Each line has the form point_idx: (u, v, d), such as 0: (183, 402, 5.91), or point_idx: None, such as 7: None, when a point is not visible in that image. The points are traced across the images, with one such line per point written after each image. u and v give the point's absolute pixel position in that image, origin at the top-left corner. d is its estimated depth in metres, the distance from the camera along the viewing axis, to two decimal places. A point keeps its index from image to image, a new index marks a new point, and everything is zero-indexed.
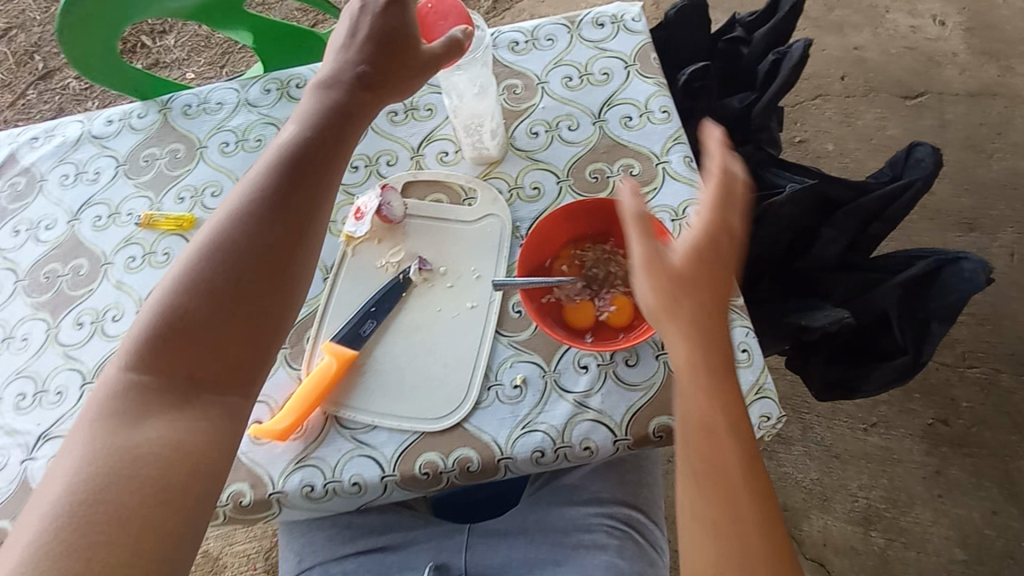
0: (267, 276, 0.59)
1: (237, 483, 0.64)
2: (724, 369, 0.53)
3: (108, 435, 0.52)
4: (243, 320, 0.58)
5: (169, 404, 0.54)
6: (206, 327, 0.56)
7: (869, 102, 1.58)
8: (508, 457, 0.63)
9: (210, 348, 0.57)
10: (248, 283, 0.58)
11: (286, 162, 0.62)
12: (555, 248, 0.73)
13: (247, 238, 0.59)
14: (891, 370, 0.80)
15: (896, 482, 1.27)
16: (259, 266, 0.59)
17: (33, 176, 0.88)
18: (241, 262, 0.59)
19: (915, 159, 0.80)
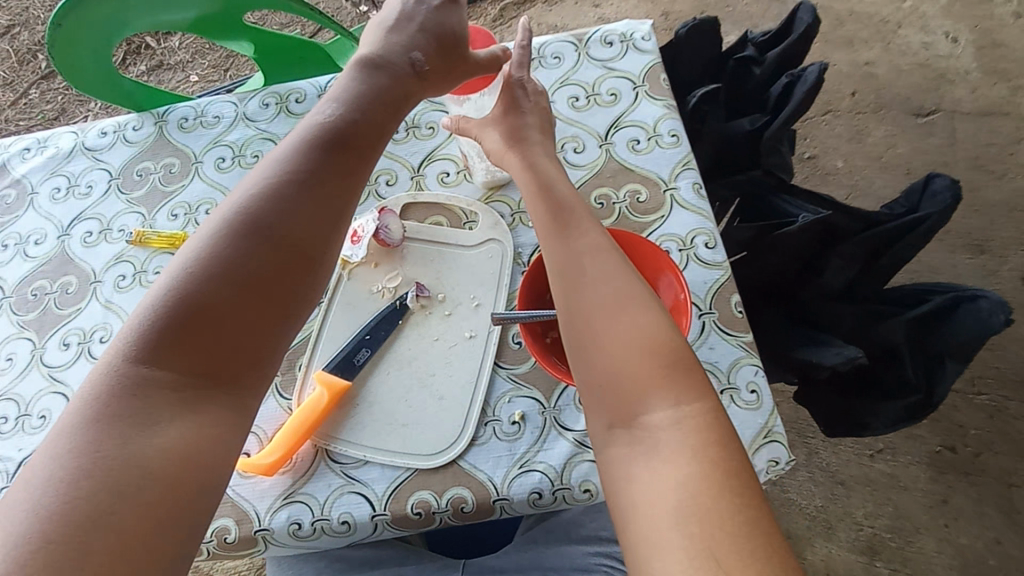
0: (298, 262, 0.52)
1: (222, 518, 0.61)
2: (613, 316, 0.53)
3: (97, 437, 0.42)
4: (266, 314, 0.50)
5: (173, 403, 0.45)
6: (226, 314, 0.48)
7: (879, 119, 1.55)
8: (504, 498, 0.61)
9: (226, 340, 0.48)
10: (277, 269, 0.51)
11: (329, 141, 0.57)
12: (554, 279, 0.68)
13: (279, 218, 0.52)
14: (899, 408, 0.78)
15: (902, 510, 1.24)
16: (290, 251, 0.52)
17: (24, 189, 0.86)
18: (271, 243, 0.51)
19: (932, 191, 0.77)
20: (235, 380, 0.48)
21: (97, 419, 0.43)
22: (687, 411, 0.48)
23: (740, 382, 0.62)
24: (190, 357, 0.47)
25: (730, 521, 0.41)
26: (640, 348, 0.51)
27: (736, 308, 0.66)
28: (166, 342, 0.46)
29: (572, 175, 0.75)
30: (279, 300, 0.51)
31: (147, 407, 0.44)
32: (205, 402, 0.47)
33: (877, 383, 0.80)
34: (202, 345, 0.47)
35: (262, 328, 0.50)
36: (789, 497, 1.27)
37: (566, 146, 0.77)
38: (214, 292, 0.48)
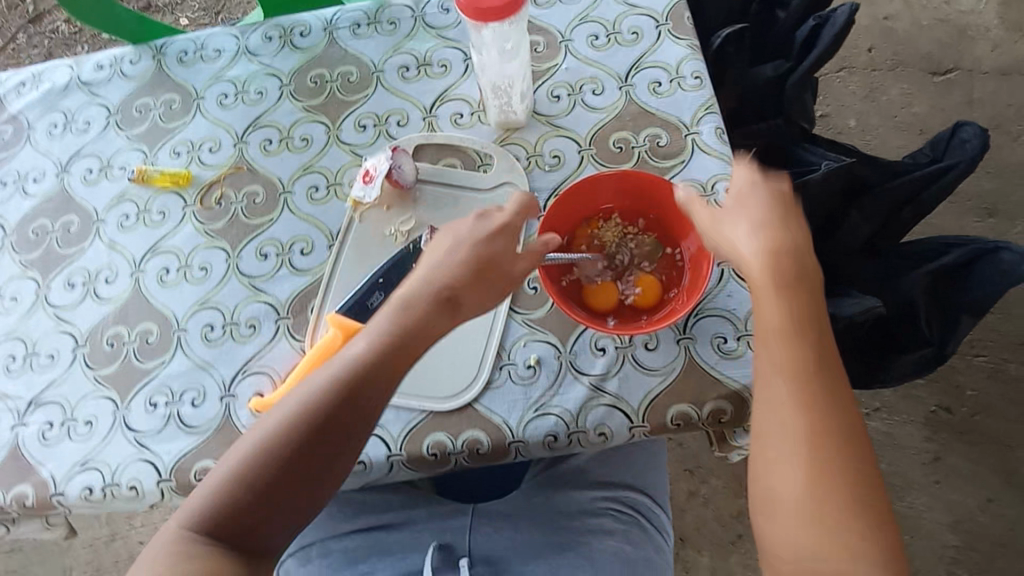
0: (341, 431, 0.53)
1: (205, 459, 0.63)
2: (795, 338, 0.53)
3: (197, 533, 0.50)
4: (302, 481, 0.52)
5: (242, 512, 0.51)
6: (288, 445, 0.51)
7: (897, 77, 1.51)
8: (519, 441, 0.61)
9: (284, 469, 0.51)
10: (324, 431, 0.52)
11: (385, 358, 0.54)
12: (585, 217, 0.68)
13: (337, 383, 0.53)
14: (912, 362, 0.76)
15: (896, 467, 1.25)
16: (335, 422, 0.52)
17: (20, 125, 0.82)
18: (339, 374, 0.53)
19: (960, 140, 0.75)
20: (278, 516, 0.52)
21: (195, 521, 0.50)
22: (837, 439, 0.50)
23: None
24: (259, 472, 0.51)
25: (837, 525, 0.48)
26: (788, 360, 0.52)
27: None
28: (251, 453, 0.51)
29: (591, 119, 0.73)
30: (308, 486, 0.52)
31: (226, 514, 0.50)
32: (261, 515, 0.51)
33: (892, 337, 0.78)
34: (270, 461, 0.51)
35: (305, 477, 0.52)
36: None
37: (585, 88, 0.74)
38: (286, 416, 0.52)
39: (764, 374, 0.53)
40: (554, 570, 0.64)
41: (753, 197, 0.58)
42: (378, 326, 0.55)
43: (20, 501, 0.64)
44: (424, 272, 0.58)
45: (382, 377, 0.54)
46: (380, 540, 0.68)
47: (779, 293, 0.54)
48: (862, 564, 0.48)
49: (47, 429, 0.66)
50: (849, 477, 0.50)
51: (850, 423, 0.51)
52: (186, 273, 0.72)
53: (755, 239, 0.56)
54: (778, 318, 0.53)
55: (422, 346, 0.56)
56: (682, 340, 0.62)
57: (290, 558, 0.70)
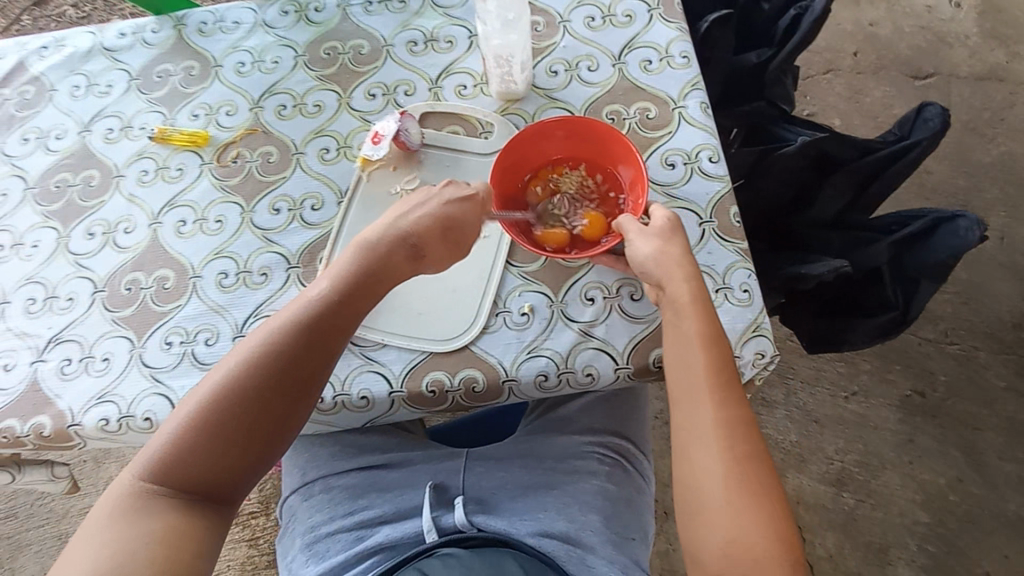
0: (298, 382, 0.58)
1: None
2: (702, 322, 0.62)
3: (161, 482, 0.54)
4: (263, 432, 0.57)
5: (205, 459, 0.55)
6: (246, 399, 0.56)
7: (878, 80, 1.58)
8: (513, 380, 0.66)
9: (241, 422, 0.56)
10: (281, 386, 0.58)
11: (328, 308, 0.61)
12: (541, 159, 0.75)
13: (293, 342, 0.59)
14: (877, 323, 0.86)
15: (870, 447, 1.30)
16: (290, 377, 0.58)
17: (42, 86, 0.86)
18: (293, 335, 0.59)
19: (924, 119, 0.81)
20: (238, 466, 0.57)
21: (155, 474, 0.54)
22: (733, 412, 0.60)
23: (733, 283, 0.67)
24: (218, 424, 0.56)
25: (746, 516, 0.56)
26: (705, 375, 0.60)
27: (734, 218, 0.70)
28: (210, 405, 0.56)
29: (585, 93, 0.78)
30: (268, 437, 0.58)
31: (189, 464, 0.55)
32: (224, 465, 0.56)
33: (860, 303, 0.87)
34: (230, 414, 0.56)
35: (266, 429, 0.57)
36: (768, 433, 1.32)
37: (581, 64, 0.79)
38: (242, 374, 0.57)
39: (677, 360, 0.62)
40: (542, 506, 0.69)
41: (672, 226, 0.66)
42: (330, 287, 0.62)
43: (38, 432, 0.68)
44: (375, 241, 0.65)
45: (331, 331, 0.61)
46: (379, 478, 0.73)
47: (696, 309, 0.62)
48: (767, 515, 0.57)
49: (65, 365, 0.70)
50: (758, 478, 0.58)
51: (751, 425, 0.60)
52: (202, 226, 0.76)
53: (657, 251, 0.64)
54: (696, 334, 0.61)
55: (367, 304, 0.64)
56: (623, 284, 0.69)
57: (294, 495, 0.76)
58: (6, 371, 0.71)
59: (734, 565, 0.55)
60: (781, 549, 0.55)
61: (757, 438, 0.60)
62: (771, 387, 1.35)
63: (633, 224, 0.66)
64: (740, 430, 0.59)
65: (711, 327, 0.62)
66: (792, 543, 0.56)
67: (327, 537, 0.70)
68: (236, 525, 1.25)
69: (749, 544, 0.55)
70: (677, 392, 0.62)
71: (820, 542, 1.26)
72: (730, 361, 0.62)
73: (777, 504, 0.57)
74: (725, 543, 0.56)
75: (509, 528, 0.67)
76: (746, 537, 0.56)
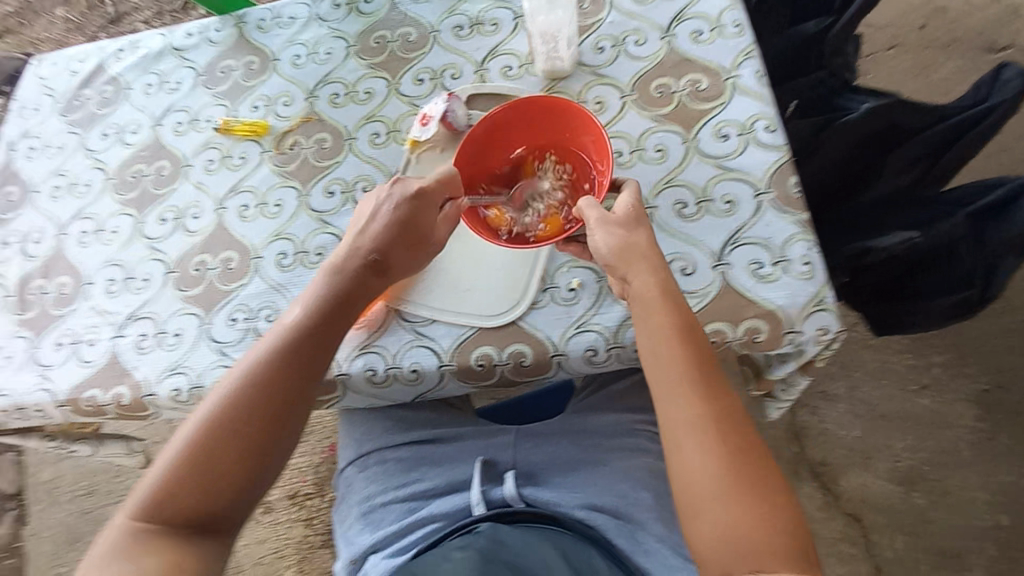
0: (277, 407, 0.58)
1: None
2: (675, 312, 0.59)
3: (150, 522, 0.54)
4: (248, 459, 0.57)
5: (189, 495, 0.55)
6: (226, 428, 0.57)
7: (948, 54, 1.48)
8: (561, 354, 0.66)
9: (223, 452, 0.56)
10: (262, 412, 0.58)
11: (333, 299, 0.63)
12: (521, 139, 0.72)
13: (272, 367, 0.59)
14: (951, 304, 0.80)
15: (944, 445, 1.21)
16: (270, 403, 0.58)
17: (120, 85, 0.93)
18: (272, 360, 0.60)
19: (1002, 81, 0.76)
20: (227, 499, 0.56)
21: (143, 514, 0.54)
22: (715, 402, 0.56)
23: (793, 256, 0.64)
24: (202, 457, 0.56)
25: (743, 517, 0.51)
26: (680, 365, 0.57)
27: (793, 188, 0.67)
28: (190, 439, 0.56)
29: (632, 68, 0.77)
30: (253, 465, 0.57)
31: (173, 501, 0.55)
32: (213, 497, 0.55)
33: (929, 282, 0.81)
34: (212, 445, 0.56)
35: (250, 456, 0.57)
36: (828, 427, 1.25)
37: (628, 39, 0.78)
38: (221, 406, 0.57)
39: (653, 352, 0.59)
40: (592, 480, 0.70)
41: (637, 212, 0.63)
42: (304, 310, 0.63)
43: (118, 401, 0.73)
44: (346, 260, 0.65)
45: (327, 333, 0.62)
46: (430, 453, 0.76)
47: (665, 300, 0.59)
48: (768, 513, 0.51)
49: (142, 339, 0.75)
50: (752, 466, 0.53)
51: (739, 418, 0.55)
52: (263, 210, 0.80)
53: (621, 237, 0.61)
54: (666, 325, 0.58)
55: (344, 323, 0.64)
56: (574, 285, 0.68)
57: (350, 466, 0.80)
58: (90, 345, 0.76)
59: (737, 562, 0.50)
60: (786, 536, 0.50)
61: (746, 423, 0.55)
62: (831, 379, 1.28)
63: (594, 208, 0.63)
64: (727, 417, 0.55)
65: (681, 317, 0.59)
66: (796, 531, 0.51)
67: (382, 506, 0.73)
68: (293, 505, 1.31)
69: (749, 536, 0.50)
70: (656, 383, 0.58)
71: (886, 544, 1.17)
72: (706, 350, 0.58)
73: (779, 502, 0.52)
74: (726, 538, 0.51)
75: (558, 499, 0.68)
76: (745, 528, 0.50)
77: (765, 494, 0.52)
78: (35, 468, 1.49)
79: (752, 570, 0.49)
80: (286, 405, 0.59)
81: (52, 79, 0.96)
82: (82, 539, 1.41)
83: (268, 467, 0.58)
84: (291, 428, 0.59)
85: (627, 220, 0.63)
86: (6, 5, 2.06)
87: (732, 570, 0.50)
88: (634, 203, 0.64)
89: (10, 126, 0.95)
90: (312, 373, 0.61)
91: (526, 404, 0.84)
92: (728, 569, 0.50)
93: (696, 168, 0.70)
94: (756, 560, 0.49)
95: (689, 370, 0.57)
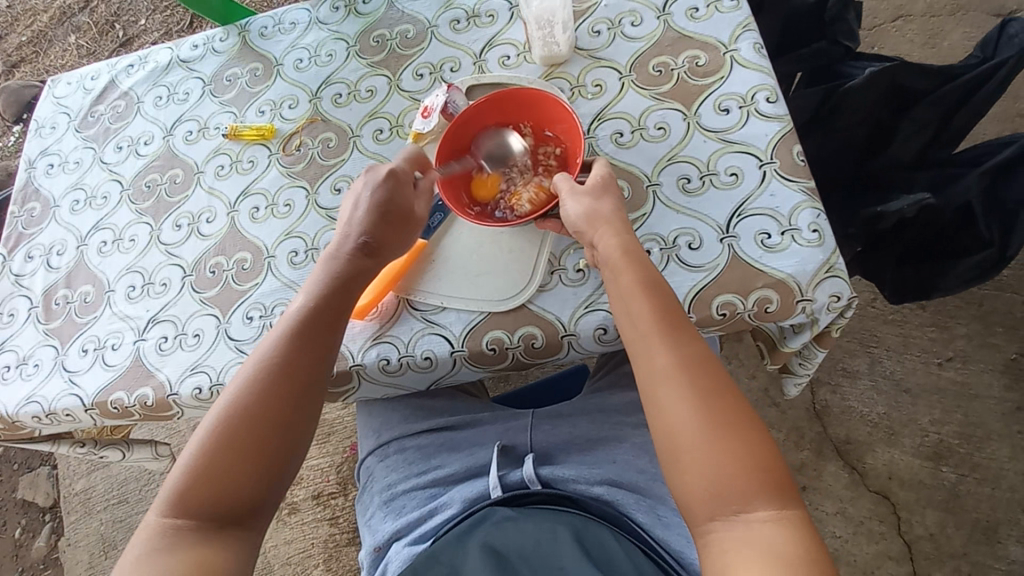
0: (292, 389, 0.60)
1: None
2: (642, 269, 0.59)
3: (182, 517, 0.55)
4: (270, 442, 0.58)
5: (217, 484, 0.56)
6: (246, 417, 0.58)
7: (956, 22, 1.45)
8: (572, 334, 0.66)
9: (246, 438, 0.57)
10: (278, 397, 0.59)
11: (336, 284, 0.65)
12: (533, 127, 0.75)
13: (283, 354, 0.61)
14: (972, 266, 0.79)
15: (972, 417, 1.18)
16: (285, 388, 0.60)
17: (131, 99, 0.96)
18: (281, 348, 0.61)
19: (1009, 36, 0.75)
20: (254, 483, 0.57)
21: (174, 510, 0.55)
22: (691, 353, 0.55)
23: (801, 224, 0.64)
24: (225, 446, 0.57)
25: (726, 462, 0.51)
26: (649, 321, 0.57)
27: (798, 157, 0.67)
28: (212, 431, 0.57)
29: (630, 48, 0.77)
30: (276, 448, 0.58)
31: (202, 492, 0.55)
32: (240, 484, 0.56)
33: (952, 241, 0.81)
34: (235, 434, 0.57)
35: (272, 440, 0.58)
36: (851, 405, 1.23)
37: (624, 21, 0.78)
38: (238, 396, 0.59)
39: (625, 311, 0.59)
40: (610, 458, 0.71)
41: (607, 180, 0.65)
42: (305, 297, 0.64)
43: (143, 402, 0.75)
44: (338, 247, 0.67)
45: (335, 317, 0.64)
46: (449, 439, 0.77)
47: (630, 259, 0.60)
48: (748, 455, 0.51)
49: (163, 341, 0.77)
50: (730, 412, 0.53)
51: (716, 368, 0.55)
52: (273, 210, 0.81)
53: (590, 206, 0.63)
54: (632, 284, 0.59)
55: (347, 306, 0.65)
56: (553, 269, 0.69)
57: (371, 456, 0.81)
58: (115, 349, 0.79)
59: (721, 506, 0.50)
60: (766, 478, 0.50)
61: (720, 373, 0.55)
62: (851, 356, 1.26)
63: (567, 181, 0.65)
64: (700, 367, 0.55)
65: (648, 277, 0.59)
66: (777, 471, 0.50)
67: (404, 493, 0.74)
68: (318, 505, 1.33)
69: (730, 481, 0.50)
70: (630, 342, 0.59)
71: (917, 521, 1.14)
72: (674, 305, 0.58)
73: (760, 445, 0.52)
74: (708, 486, 0.51)
75: (576, 476, 0.68)
76: (725, 474, 0.50)
77: (746, 438, 0.52)
78: (69, 479, 1.54)
79: (734, 511, 0.49)
80: (301, 388, 0.61)
81: (66, 98, 0.99)
82: (116, 547, 1.45)
83: (291, 449, 0.59)
84: (309, 409, 0.61)
85: (595, 189, 0.64)
86: (21, 35, 2.13)
87: (717, 514, 0.50)
88: (606, 174, 0.65)
89: (30, 145, 0.98)
90: (322, 354, 0.62)
91: (538, 389, 0.87)
92: (713, 515, 0.50)
93: (698, 143, 0.70)
94: (740, 501, 0.49)
95: (660, 324, 0.57)
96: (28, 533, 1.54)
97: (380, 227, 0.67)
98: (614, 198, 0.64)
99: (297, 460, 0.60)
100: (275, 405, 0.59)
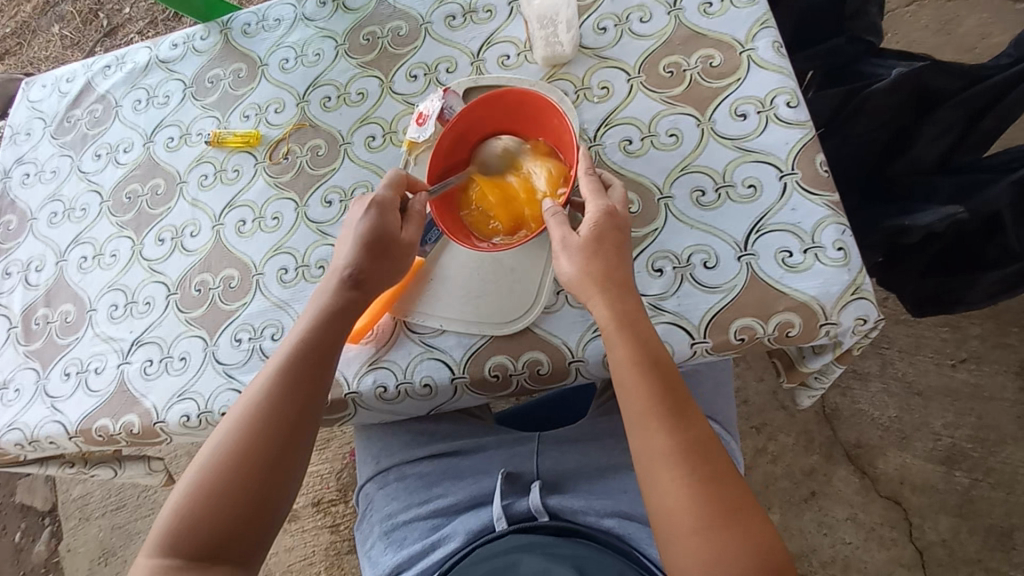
0: (285, 420, 0.56)
1: None
2: (643, 338, 0.55)
3: (171, 554, 0.51)
4: (257, 478, 0.54)
5: (203, 524, 0.52)
6: (233, 454, 0.54)
7: (973, 6, 1.38)
8: (579, 360, 0.63)
9: (236, 473, 0.54)
10: (267, 431, 0.55)
11: (330, 313, 0.61)
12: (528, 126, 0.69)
13: (271, 389, 0.57)
14: (996, 279, 0.77)
15: (986, 420, 1.15)
16: (273, 421, 0.56)
17: (109, 103, 0.91)
18: (271, 380, 0.57)
19: None
20: (241, 521, 0.53)
21: (160, 551, 0.52)
22: (689, 433, 0.52)
23: (825, 242, 0.60)
24: (212, 483, 0.53)
25: (726, 544, 0.48)
26: (647, 399, 0.53)
27: (821, 167, 0.62)
28: (203, 470, 0.54)
29: (638, 47, 0.72)
30: (264, 484, 0.54)
31: (193, 531, 0.52)
32: (227, 522, 0.52)
33: (975, 257, 0.79)
34: (220, 472, 0.54)
35: (257, 477, 0.54)
36: (861, 407, 1.20)
37: (632, 16, 0.73)
38: (225, 433, 0.55)
39: (622, 385, 0.55)
40: (621, 487, 0.68)
41: (602, 227, 0.58)
42: (301, 328, 0.60)
43: (128, 430, 0.71)
44: (327, 281, 0.63)
45: (331, 346, 0.60)
46: (452, 466, 0.74)
47: (625, 332, 0.55)
48: (749, 534, 0.48)
49: (148, 365, 0.73)
50: (730, 490, 0.50)
51: (716, 445, 0.52)
52: (261, 224, 0.77)
53: (584, 267, 0.58)
54: (629, 360, 0.55)
55: (340, 333, 0.60)
56: (562, 290, 0.65)
57: (371, 482, 0.78)
58: (97, 373, 0.75)
59: None
60: (766, 559, 0.48)
61: (721, 454, 0.52)
62: (863, 358, 1.22)
63: (559, 228, 0.60)
64: (700, 450, 0.52)
65: (646, 352, 0.55)
66: (778, 548, 0.48)
67: (406, 524, 0.71)
68: (318, 512, 1.30)
69: (728, 563, 0.47)
70: (627, 417, 0.55)
71: (929, 526, 1.12)
72: (675, 382, 0.54)
73: (759, 520, 0.49)
74: (704, 567, 0.48)
75: (586, 508, 0.65)
76: (725, 558, 0.48)
77: (749, 516, 0.49)
78: (65, 485, 1.51)
79: None
80: (292, 421, 0.56)
81: (41, 102, 0.94)
82: (114, 554, 1.43)
83: (279, 488, 0.55)
84: (302, 441, 0.57)
85: (593, 244, 0.58)
86: (4, 26, 2.05)
87: None
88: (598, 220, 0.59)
89: (6, 153, 0.93)
90: (315, 385, 0.58)
91: (533, 409, 0.86)
92: None
93: (713, 150, 0.66)
94: None
95: (654, 401, 0.53)
96: (28, 537, 1.52)
97: (368, 261, 0.62)
98: (612, 248, 0.59)
99: (289, 497, 0.56)
100: (271, 437, 0.55)
